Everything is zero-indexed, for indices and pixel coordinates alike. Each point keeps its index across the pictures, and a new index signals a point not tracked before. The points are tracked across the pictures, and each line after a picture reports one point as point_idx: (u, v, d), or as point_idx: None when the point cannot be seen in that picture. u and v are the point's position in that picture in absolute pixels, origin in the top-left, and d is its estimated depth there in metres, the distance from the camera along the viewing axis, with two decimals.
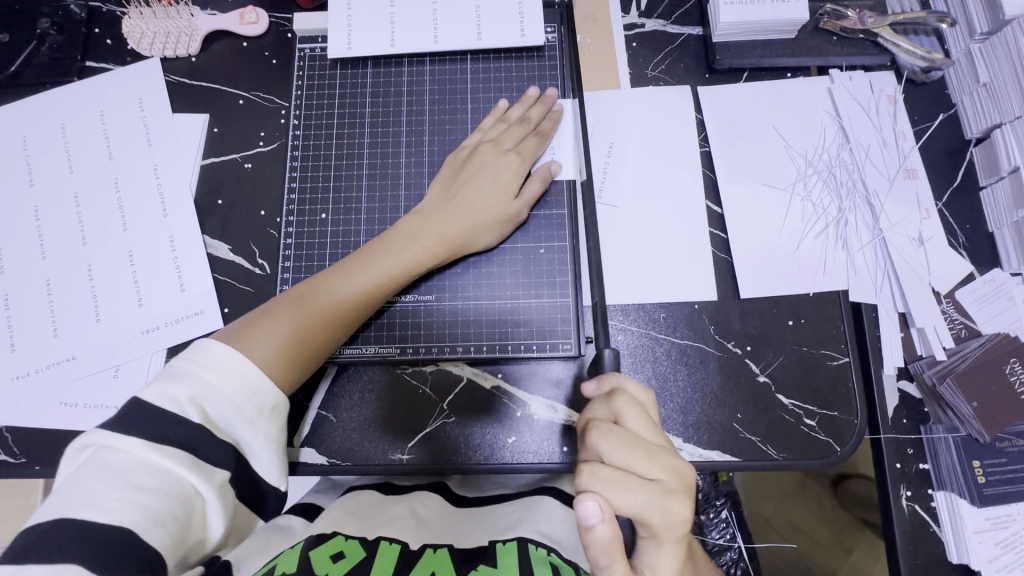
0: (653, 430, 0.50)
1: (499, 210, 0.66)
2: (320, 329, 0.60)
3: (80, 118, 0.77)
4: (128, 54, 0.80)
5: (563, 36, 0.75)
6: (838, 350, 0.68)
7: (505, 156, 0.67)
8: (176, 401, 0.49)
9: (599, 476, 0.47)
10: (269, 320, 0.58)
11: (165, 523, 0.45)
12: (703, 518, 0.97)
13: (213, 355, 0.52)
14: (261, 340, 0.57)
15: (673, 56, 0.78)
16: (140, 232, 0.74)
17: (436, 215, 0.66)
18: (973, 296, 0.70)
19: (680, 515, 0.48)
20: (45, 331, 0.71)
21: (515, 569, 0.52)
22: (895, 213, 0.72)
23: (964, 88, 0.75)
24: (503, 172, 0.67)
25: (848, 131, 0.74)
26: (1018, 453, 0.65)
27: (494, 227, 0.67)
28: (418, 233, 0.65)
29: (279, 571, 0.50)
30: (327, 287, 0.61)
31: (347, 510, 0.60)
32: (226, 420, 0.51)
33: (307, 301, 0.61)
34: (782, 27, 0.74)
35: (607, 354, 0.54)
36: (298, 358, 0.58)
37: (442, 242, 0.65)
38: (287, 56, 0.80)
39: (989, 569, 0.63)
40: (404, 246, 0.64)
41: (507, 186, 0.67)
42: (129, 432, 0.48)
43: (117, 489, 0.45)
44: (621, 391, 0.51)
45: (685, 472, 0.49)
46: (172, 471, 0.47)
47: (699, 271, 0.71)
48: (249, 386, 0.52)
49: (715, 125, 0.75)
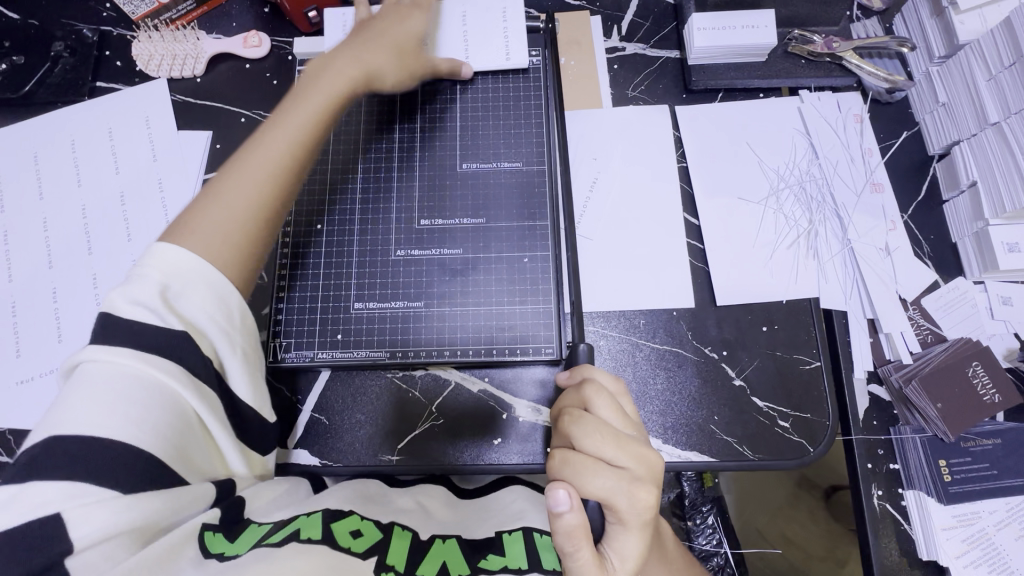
0: (624, 419, 0.53)
1: (404, 48, 0.72)
2: (258, 207, 0.58)
3: (90, 135, 0.82)
4: (136, 76, 0.85)
5: (547, 58, 0.80)
6: (811, 354, 0.71)
7: (391, 15, 0.73)
8: (142, 305, 0.50)
9: (570, 461, 0.51)
10: (203, 207, 0.57)
11: (162, 433, 0.47)
12: (689, 524, 0.99)
13: (167, 262, 0.52)
14: (202, 233, 0.55)
15: (652, 77, 0.83)
16: (144, 242, 0.77)
17: (340, 60, 0.68)
18: (938, 303, 0.74)
19: (646, 504, 0.50)
20: (49, 337, 0.74)
21: (525, 558, 0.55)
22: (862, 224, 0.76)
23: (925, 108, 0.80)
24: (391, 34, 0.71)
25: (817, 148, 0.78)
26: (981, 452, 0.68)
27: (406, 34, 0.72)
28: (341, 58, 0.68)
29: (306, 535, 0.51)
30: (252, 164, 0.59)
31: (358, 494, 0.62)
32: (205, 330, 0.52)
33: (237, 162, 0.60)
34: (753, 51, 0.79)
35: (582, 350, 0.58)
36: (238, 255, 0.56)
37: (355, 65, 0.68)
38: (287, 78, 0.84)
39: (956, 565, 0.65)
40: (332, 68, 0.67)
41: (410, 28, 0.73)
42: (116, 345, 0.48)
43: (114, 398, 0.46)
44: (591, 380, 0.55)
45: (656, 464, 0.51)
46: (160, 381, 0.48)
47: (677, 279, 0.74)
48: (214, 288, 0.53)
49: (691, 141, 0.79)
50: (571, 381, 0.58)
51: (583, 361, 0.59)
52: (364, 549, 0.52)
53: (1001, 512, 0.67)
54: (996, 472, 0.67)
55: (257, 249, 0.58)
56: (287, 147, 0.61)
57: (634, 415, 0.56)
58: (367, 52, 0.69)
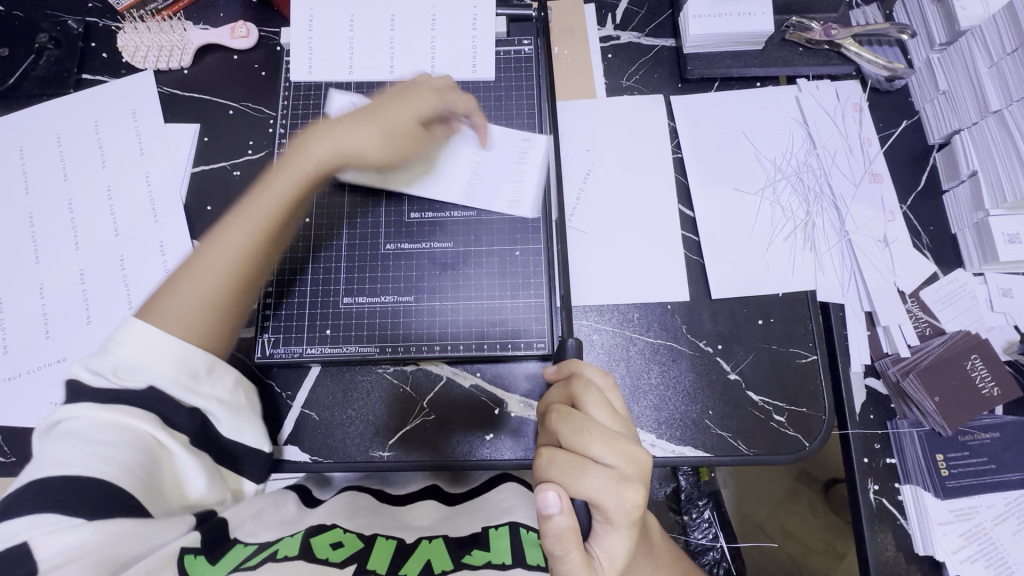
0: (613, 415, 0.52)
1: (400, 126, 0.65)
2: (235, 280, 0.58)
3: (76, 129, 0.80)
4: (122, 68, 0.83)
5: (540, 48, 0.79)
6: (807, 348, 0.70)
7: (395, 89, 0.68)
8: (101, 375, 0.51)
9: (557, 461, 0.50)
10: (176, 284, 0.57)
11: (135, 473, 0.48)
12: (686, 519, 0.97)
13: (125, 333, 0.52)
14: (179, 310, 0.55)
15: (647, 67, 0.81)
16: (131, 237, 0.76)
17: (328, 128, 0.64)
18: (936, 295, 0.73)
19: (633, 503, 0.49)
20: (37, 333, 0.73)
21: (509, 552, 0.54)
22: (860, 215, 0.75)
23: (925, 96, 0.78)
24: (395, 96, 0.66)
25: (814, 138, 0.77)
26: (979, 446, 0.67)
27: (386, 132, 0.65)
28: (332, 125, 0.64)
29: (282, 555, 0.51)
30: (220, 247, 0.58)
31: (347, 505, 0.62)
32: (168, 389, 0.52)
33: (218, 235, 0.59)
34: (749, 38, 0.78)
35: (569, 344, 0.57)
36: (211, 326, 0.56)
37: (324, 155, 0.63)
38: (276, 69, 0.83)
39: (953, 560, 0.64)
40: (310, 141, 0.64)
41: (400, 109, 0.66)
42: (84, 399, 0.49)
43: (84, 447, 0.47)
44: (579, 375, 0.54)
45: (645, 462, 0.50)
46: (132, 425, 0.49)
47: (672, 272, 0.73)
48: (170, 356, 0.52)
49: (686, 132, 0.78)
50: (558, 377, 0.56)
51: (572, 356, 0.58)
52: (342, 560, 0.53)
53: (999, 507, 0.66)
54: (994, 466, 0.66)
55: (233, 316, 0.58)
56: (265, 225, 0.60)
57: (622, 411, 0.55)
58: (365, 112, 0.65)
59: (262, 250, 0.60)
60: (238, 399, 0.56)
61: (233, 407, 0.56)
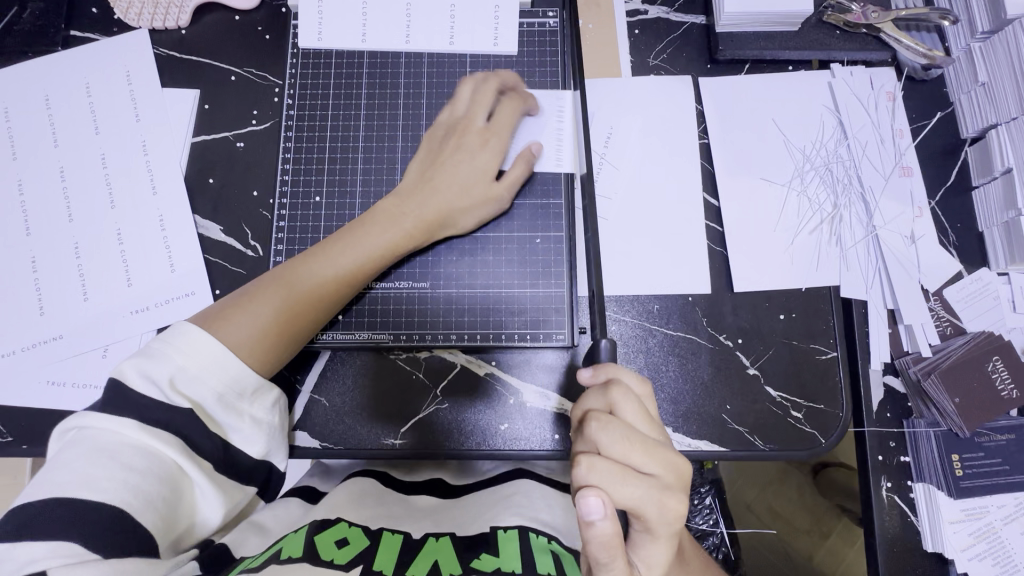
0: (648, 421, 0.52)
1: (481, 188, 0.66)
2: (308, 326, 0.62)
3: (66, 90, 0.75)
4: (115, 25, 0.77)
5: (565, 21, 0.74)
6: (828, 344, 0.69)
7: (491, 139, 0.67)
8: (154, 382, 0.52)
9: (598, 469, 0.49)
10: (246, 303, 0.59)
11: (155, 506, 0.48)
12: (687, 504, 0.97)
13: (189, 342, 0.54)
14: (243, 327, 0.57)
15: (676, 45, 0.77)
16: (129, 210, 0.72)
17: (425, 194, 0.65)
18: (960, 294, 0.72)
19: (675, 512, 0.50)
20: (30, 310, 0.70)
21: (519, 560, 0.53)
22: (888, 210, 0.73)
23: (962, 87, 0.75)
24: (488, 156, 0.66)
25: (845, 127, 0.74)
26: (994, 447, 0.68)
27: (475, 212, 0.67)
28: (429, 191, 0.65)
29: (286, 555, 0.51)
30: (298, 282, 0.61)
31: (355, 496, 0.62)
32: (209, 408, 0.54)
33: (298, 281, 0.61)
34: (787, 19, 0.74)
35: (603, 346, 0.54)
36: (270, 354, 0.59)
37: (420, 224, 0.65)
38: (281, 31, 0.77)
39: (961, 558, 0.66)
40: (414, 203, 0.65)
41: (487, 168, 0.66)
42: (119, 413, 0.51)
43: (109, 469, 0.48)
44: (617, 382, 0.53)
45: (683, 469, 0.51)
46: (161, 453, 0.50)
47: (694, 262, 0.71)
48: (228, 375, 0.54)
49: (715, 116, 0.74)
50: (593, 381, 0.54)
51: (604, 359, 0.56)
52: (348, 560, 0.52)
53: (1009, 507, 0.68)
54: (1007, 467, 0.68)
55: (291, 346, 0.61)
56: (343, 285, 0.62)
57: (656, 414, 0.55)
58: (460, 178, 0.66)
59: (334, 305, 0.63)
60: (272, 423, 0.58)
61: (267, 429, 0.57)
